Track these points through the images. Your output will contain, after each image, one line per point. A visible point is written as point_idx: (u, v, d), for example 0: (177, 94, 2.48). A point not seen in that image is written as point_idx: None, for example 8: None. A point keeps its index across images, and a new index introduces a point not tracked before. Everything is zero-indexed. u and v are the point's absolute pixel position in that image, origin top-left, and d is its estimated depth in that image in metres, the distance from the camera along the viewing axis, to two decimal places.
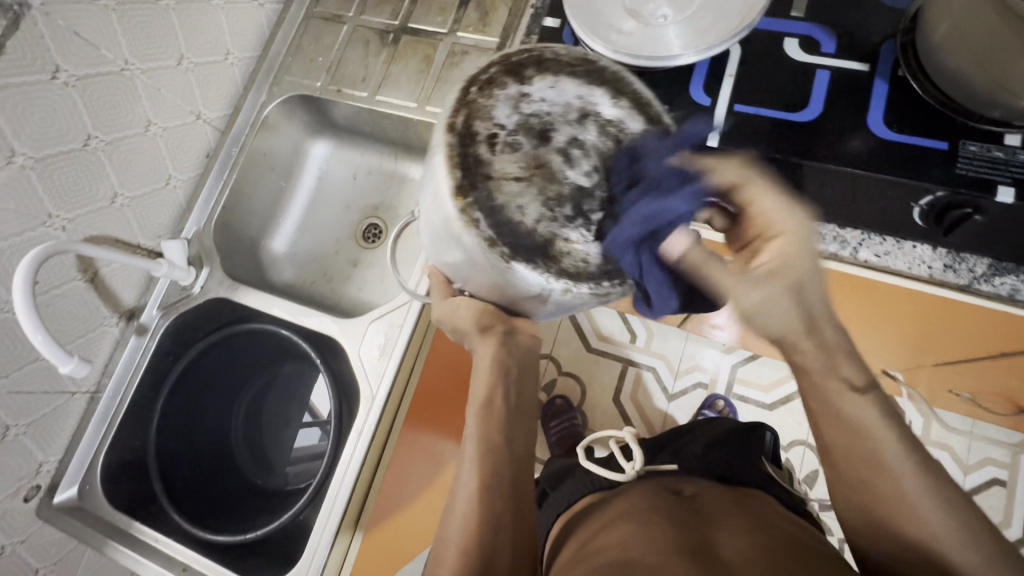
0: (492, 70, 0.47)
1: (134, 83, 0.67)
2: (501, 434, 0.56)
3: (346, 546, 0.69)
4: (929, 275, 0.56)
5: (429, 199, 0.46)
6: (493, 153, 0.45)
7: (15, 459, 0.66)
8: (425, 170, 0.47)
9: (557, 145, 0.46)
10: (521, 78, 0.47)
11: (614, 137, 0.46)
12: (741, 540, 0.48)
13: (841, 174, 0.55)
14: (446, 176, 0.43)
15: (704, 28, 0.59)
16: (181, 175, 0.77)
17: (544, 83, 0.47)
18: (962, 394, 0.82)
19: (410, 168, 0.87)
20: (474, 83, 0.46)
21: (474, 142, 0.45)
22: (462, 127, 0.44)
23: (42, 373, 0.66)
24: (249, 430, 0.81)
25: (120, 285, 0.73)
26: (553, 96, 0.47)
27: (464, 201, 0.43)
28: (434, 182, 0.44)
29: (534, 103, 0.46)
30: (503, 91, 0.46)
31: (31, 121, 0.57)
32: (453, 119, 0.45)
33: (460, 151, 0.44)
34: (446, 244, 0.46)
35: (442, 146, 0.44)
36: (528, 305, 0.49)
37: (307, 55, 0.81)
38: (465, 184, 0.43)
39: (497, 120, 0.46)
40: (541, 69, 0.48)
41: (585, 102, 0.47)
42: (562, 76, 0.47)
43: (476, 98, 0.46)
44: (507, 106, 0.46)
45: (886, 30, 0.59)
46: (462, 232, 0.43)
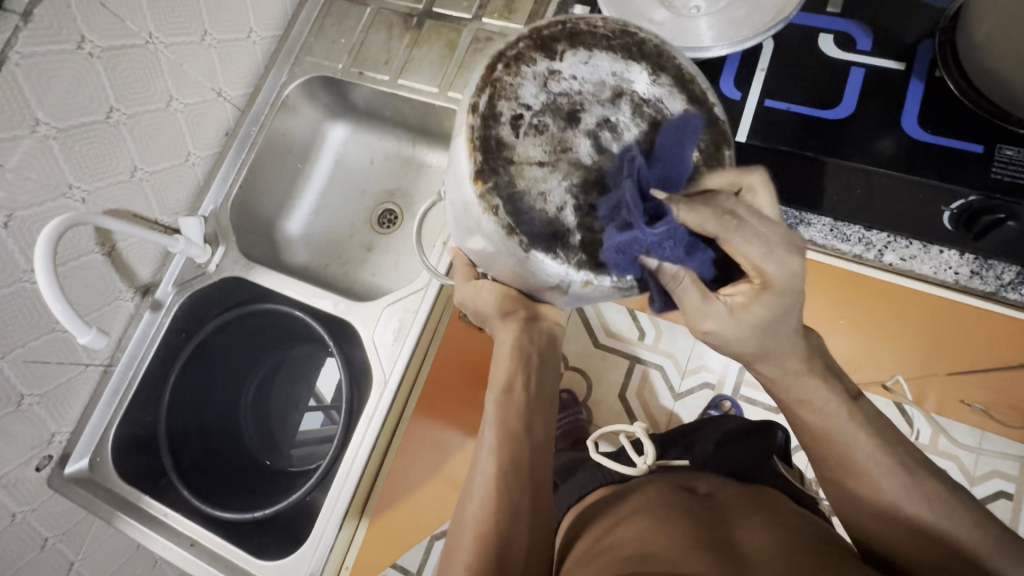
0: (521, 45, 0.46)
1: (157, 57, 0.66)
2: (520, 421, 0.57)
3: (352, 532, 0.69)
4: (955, 280, 0.55)
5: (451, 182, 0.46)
6: (517, 135, 0.44)
7: (29, 427, 0.66)
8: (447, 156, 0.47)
9: (587, 127, 0.44)
10: (552, 53, 0.45)
11: (648, 119, 0.45)
12: (760, 536, 0.47)
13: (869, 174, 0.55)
14: (467, 159, 0.43)
15: (738, 21, 0.58)
16: (200, 153, 0.77)
17: (576, 59, 0.45)
18: (973, 404, 0.80)
19: (428, 154, 0.87)
20: (501, 60, 0.45)
21: (497, 124, 0.43)
22: (485, 108, 0.43)
23: (58, 345, 0.66)
24: (258, 409, 0.82)
25: (136, 260, 0.73)
26: (585, 73, 0.45)
27: (484, 186, 0.42)
28: (456, 166, 0.44)
29: (564, 81, 0.45)
30: (531, 68, 0.45)
31: (53, 91, 0.57)
32: (477, 99, 0.44)
33: (482, 133, 0.43)
34: (467, 228, 0.46)
35: (464, 129, 0.43)
36: (549, 297, 0.49)
37: (329, 36, 0.80)
38: (486, 168, 0.43)
39: (523, 100, 0.44)
40: (573, 43, 0.46)
41: (619, 80, 0.45)
42: (596, 52, 0.46)
43: (502, 76, 0.44)
44: (534, 84, 0.45)
45: (923, 30, 0.58)
46: (482, 217, 0.43)
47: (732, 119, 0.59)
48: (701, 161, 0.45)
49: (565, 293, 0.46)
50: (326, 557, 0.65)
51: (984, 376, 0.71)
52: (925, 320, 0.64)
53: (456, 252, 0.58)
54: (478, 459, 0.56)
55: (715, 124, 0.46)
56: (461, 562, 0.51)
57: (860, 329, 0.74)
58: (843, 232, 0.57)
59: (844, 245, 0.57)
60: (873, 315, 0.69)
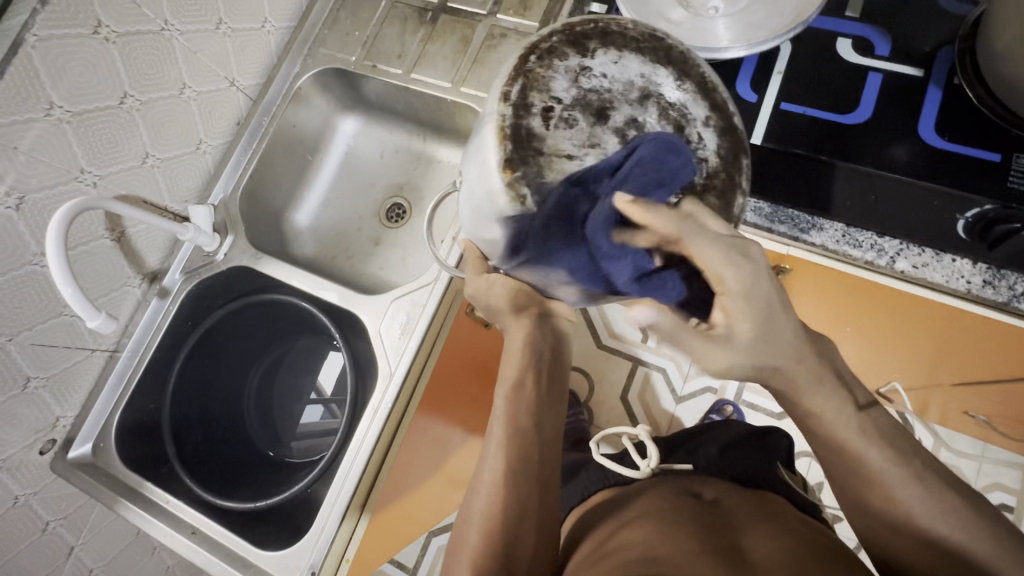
0: (554, 40, 0.46)
1: (172, 44, 0.66)
2: (530, 418, 0.57)
3: (352, 530, 0.68)
4: (966, 290, 0.55)
5: (473, 172, 0.46)
6: (548, 128, 0.44)
7: (35, 411, 0.66)
8: (472, 145, 0.47)
9: (615, 125, 0.44)
10: (583, 50, 0.46)
11: (674, 122, 0.45)
12: (767, 544, 0.47)
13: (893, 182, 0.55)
14: (497, 149, 0.43)
15: (756, 23, 0.58)
16: (211, 141, 0.77)
17: (606, 58, 0.46)
18: (976, 415, 0.79)
19: (438, 150, 0.87)
20: (534, 52, 0.45)
21: (528, 114, 0.44)
22: (517, 97, 0.44)
23: (65, 329, 0.66)
24: (261, 399, 0.82)
25: (145, 247, 0.73)
26: (614, 72, 0.45)
27: (513, 175, 0.42)
28: (483, 156, 0.44)
29: (594, 79, 0.45)
30: (563, 62, 0.45)
31: (69, 74, 0.57)
32: (509, 88, 0.44)
33: (514, 123, 0.43)
34: (487, 220, 0.46)
35: (496, 116, 0.44)
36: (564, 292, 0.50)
37: (344, 28, 0.80)
38: (515, 158, 0.43)
39: (554, 93, 0.44)
40: (605, 41, 0.46)
41: (647, 82, 0.45)
42: (626, 53, 0.46)
43: (535, 68, 0.45)
44: (566, 78, 0.45)
45: (942, 37, 0.58)
46: (508, 207, 0.43)
47: (748, 121, 0.59)
48: (720, 167, 0.45)
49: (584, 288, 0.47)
50: (328, 548, 0.65)
51: (996, 388, 0.70)
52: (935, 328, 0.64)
53: (467, 245, 0.58)
54: (484, 459, 0.56)
55: (734, 132, 0.46)
56: (465, 560, 0.52)
57: (868, 334, 0.71)
58: (855, 238, 0.56)
59: (856, 251, 0.56)
60: (882, 319, 0.67)
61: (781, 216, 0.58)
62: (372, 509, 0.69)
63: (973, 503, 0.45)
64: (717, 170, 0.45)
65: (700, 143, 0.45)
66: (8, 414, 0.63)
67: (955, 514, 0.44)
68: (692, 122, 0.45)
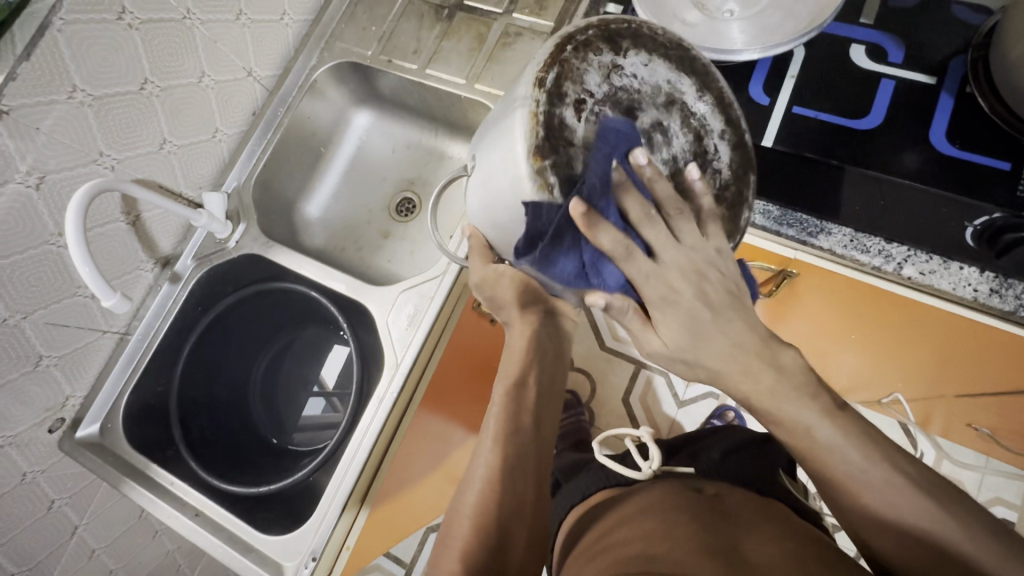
0: (589, 32, 0.45)
1: (193, 33, 0.67)
2: (529, 415, 0.58)
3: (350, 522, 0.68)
4: (973, 298, 0.54)
5: (496, 157, 0.44)
6: (578, 120, 0.43)
7: (46, 390, 0.67)
8: (497, 126, 0.45)
9: (642, 126, 0.45)
10: (616, 47, 0.46)
11: (694, 131, 0.47)
12: (770, 545, 0.47)
13: (904, 187, 0.55)
14: (527, 135, 0.41)
15: (770, 26, 0.59)
16: (227, 130, 0.78)
17: (638, 59, 0.46)
18: (980, 428, 0.78)
19: (449, 146, 0.88)
20: (570, 41, 0.44)
21: (562, 104, 0.42)
22: (552, 85, 0.42)
23: (79, 309, 0.66)
24: (266, 387, 0.83)
25: (159, 231, 0.74)
26: (644, 74, 0.46)
27: (542, 163, 0.41)
28: (510, 140, 0.42)
29: (625, 77, 0.45)
30: (598, 57, 0.44)
31: (93, 58, 0.58)
32: (544, 74, 0.42)
33: (547, 110, 0.42)
34: (506, 207, 0.44)
35: (528, 100, 0.42)
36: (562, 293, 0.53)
37: (360, 23, 0.81)
38: (545, 147, 0.41)
39: (586, 86, 0.44)
40: (636, 43, 0.46)
41: (673, 89, 0.47)
42: (655, 57, 0.47)
43: (570, 58, 0.43)
44: (598, 73, 0.44)
45: (955, 46, 0.58)
46: (534, 195, 0.41)
47: (760, 123, 0.59)
48: (732, 179, 0.49)
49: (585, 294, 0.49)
50: (326, 538, 0.65)
51: (995, 400, 0.70)
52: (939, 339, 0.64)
53: (472, 233, 0.53)
54: (481, 451, 0.57)
55: (745, 148, 0.50)
56: (454, 548, 0.52)
57: (871, 345, 0.72)
58: (864, 243, 0.56)
59: (863, 256, 0.56)
60: (887, 330, 0.68)
61: (789, 219, 0.58)
62: (371, 502, 0.70)
63: (975, 507, 0.45)
64: (728, 182, 0.49)
65: (716, 154, 0.48)
66: (19, 391, 0.63)
67: (956, 517, 0.44)
68: (710, 134, 0.48)
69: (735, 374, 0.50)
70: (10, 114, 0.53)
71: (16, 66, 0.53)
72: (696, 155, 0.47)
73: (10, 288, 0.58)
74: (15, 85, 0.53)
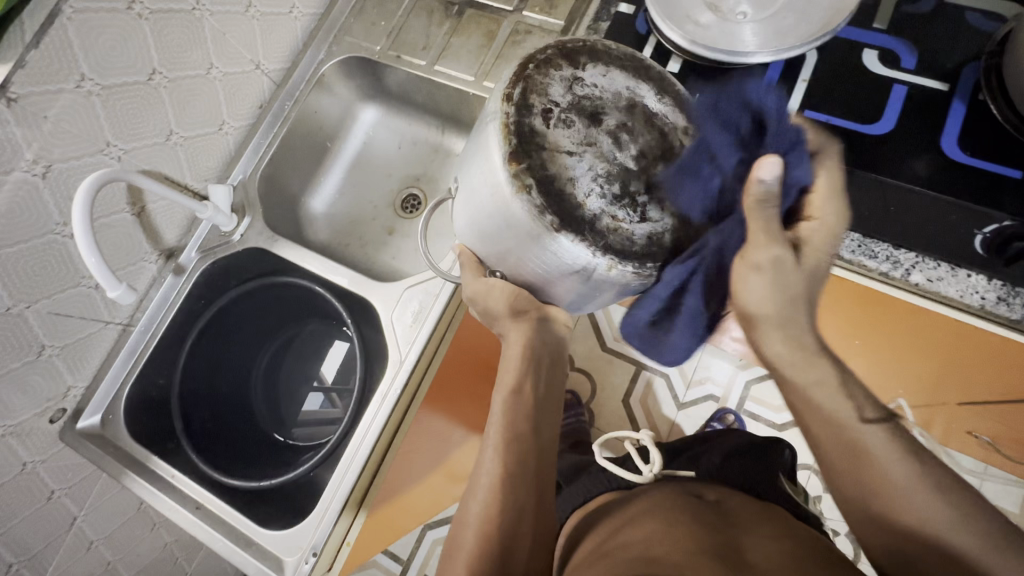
0: (548, 52, 0.47)
1: (202, 24, 0.67)
2: (526, 421, 0.57)
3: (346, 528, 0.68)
4: (980, 305, 0.55)
5: (474, 169, 0.47)
6: (548, 126, 0.45)
7: (47, 380, 0.66)
8: (474, 144, 0.48)
9: (607, 128, 0.46)
10: (574, 63, 0.47)
11: (657, 129, 0.47)
12: (770, 546, 0.48)
13: (919, 196, 0.55)
14: (501, 144, 0.44)
15: (784, 29, 0.58)
16: (234, 123, 0.78)
17: (596, 70, 0.47)
18: (981, 436, 0.75)
19: (455, 143, 0.88)
20: (531, 61, 0.46)
21: (531, 114, 0.45)
22: (519, 98, 0.45)
23: (82, 299, 0.66)
24: (268, 382, 0.84)
25: (163, 223, 0.73)
26: (604, 83, 0.47)
27: (518, 167, 0.43)
28: (486, 152, 0.45)
29: (587, 87, 0.47)
30: (558, 72, 0.47)
31: (101, 46, 0.58)
32: (510, 90, 0.45)
33: (517, 121, 0.44)
34: (488, 211, 0.46)
35: (497, 114, 0.45)
36: (556, 295, 0.53)
37: (370, 18, 0.81)
38: (519, 151, 0.44)
39: (552, 97, 0.46)
40: (593, 57, 0.48)
41: (633, 93, 0.47)
42: (613, 68, 0.48)
43: (533, 74, 0.46)
44: (562, 85, 0.46)
45: (967, 53, 0.58)
46: (513, 197, 0.43)
47: None
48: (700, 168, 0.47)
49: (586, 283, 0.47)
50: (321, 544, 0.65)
51: (998, 407, 0.69)
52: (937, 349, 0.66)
53: (462, 250, 0.58)
54: (483, 458, 0.56)
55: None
56: (460, 559, 0.52)
57: (874, 350, 0.72)
58: (871, 249, 0.56)
59: (871, 261, 0.57)
60: (892, 333, 0.68)
61: None
62: (368, 507, 0.70)
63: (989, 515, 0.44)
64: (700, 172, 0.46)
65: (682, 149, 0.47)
66: (20, 381, 0.63)
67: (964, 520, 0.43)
68: (673, 131, 0.47)
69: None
70: (18, 102, 0.53)
71: (25, 54, 0.52)
72: (663, 151, 0.46)
73: (15, 277, 0.58)
74: (23, 73, 0.52)
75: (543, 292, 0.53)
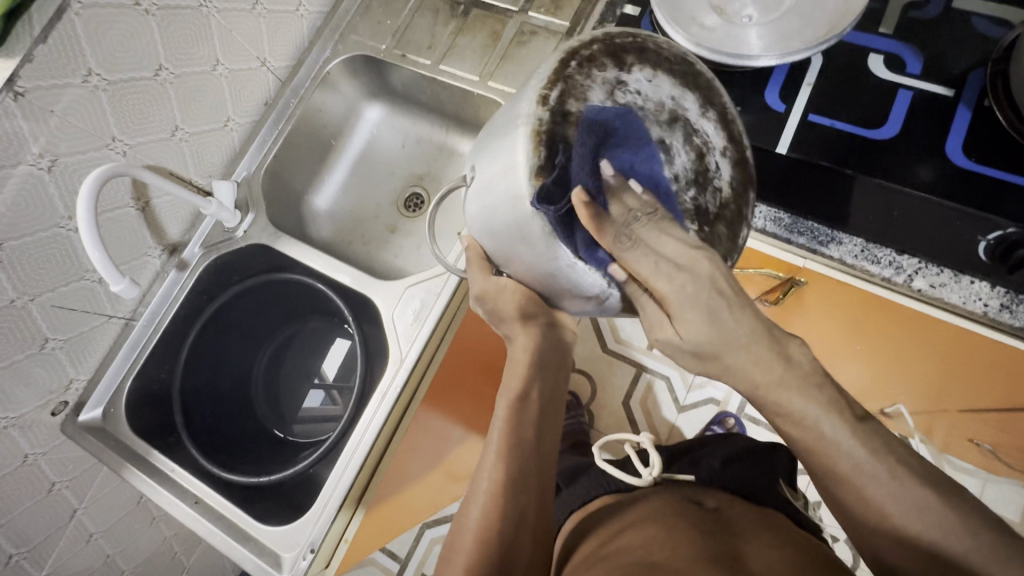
0: (594, 47, 0.45)
1: (209, 20, 0.67)
2: (530, 427, 0.57)
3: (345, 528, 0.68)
4: (983, 312, 0.56)
5: (496, 168, 0.43)
6: (582, 139, 0.41)
7: (50, 372, 0.67)
8: (498, 139, 0.44)
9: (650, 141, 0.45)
10: (621, 63, 0.45)
11: (696, 148, 0.47)
12: (770, 553, 0.47)
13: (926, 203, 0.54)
14: (530, 152, 0.40)
15: (789, 33, 0.58)
16: (239, 119, 0.78)
17: (642, 74, 0.46)
18: (982, 444, 0.74)
19: (459, 143, 0.88)
20: (575, 57, 0.44)
21: (567, 122, 0.42)
22: (556, 103, 0.41)
23: (86, 293, 0.66)
24: (270, 377, 0.84)
25: (167, 218, 0.74)
26: (649, 89, 0.46)
27: (543, 183, 0.40)
28: (511, 155, 0.41)
29: (629, 94, 0.45)
30: (602, 73, 0.44)
31: (108, 41, 0.58)
32: (548, 91, 0.42)
33: (550, 129, 0.41)
34: (505, 220, 0.43)
35: (530, 118, 0.41)
36: (566, 308, 0.50)
37: (376, 17, 0.81)
38: (548, 165, 0.40)
39: (591, 103, 0.43)
40: (641, 58, 0.46)
41: (676, 105, 0.46)
42: (659, 72, 0.46)
43: (574, 74, 0.43)
44: (602, 90, 0.44)
45: (973, 60, 0.58)
46: (531, 216, 0.41)
47: (774, 130, 0.59)
48: (732, 199, 0.48)
49: (598, 304, 0.47)
50: (316, 546, 0.64)
51: (997, 415, 0.71)
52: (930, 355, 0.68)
53: (470, 243, 0.53)
54: (485, 462, 0.56)
55: (746, 165, 0.49)
56: (459, 562, 0.52)
57: (874, 355, 0.72)
58: (875, 254, 0.58)
59: (873, 267, 0.58)
60: (892, 338, 0.69)
61: (800, 227, 0.59)
62: (367, 504, 0.69)
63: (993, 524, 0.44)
64: (729, 201, 0.48)
65: (717, 172, 0.48)
66: (22, 373, 0.63)
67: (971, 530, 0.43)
68: (712, 151, 0.48)
69: (766, 360, 0.47)
70: (25, 96, 0.53)
71: (33, 48, 0.52)
72: (698, 175, 0.47)
73: (18, 270, 0.58)
74: (30, 67, 0.53)
75: (554, 302, 0.51)
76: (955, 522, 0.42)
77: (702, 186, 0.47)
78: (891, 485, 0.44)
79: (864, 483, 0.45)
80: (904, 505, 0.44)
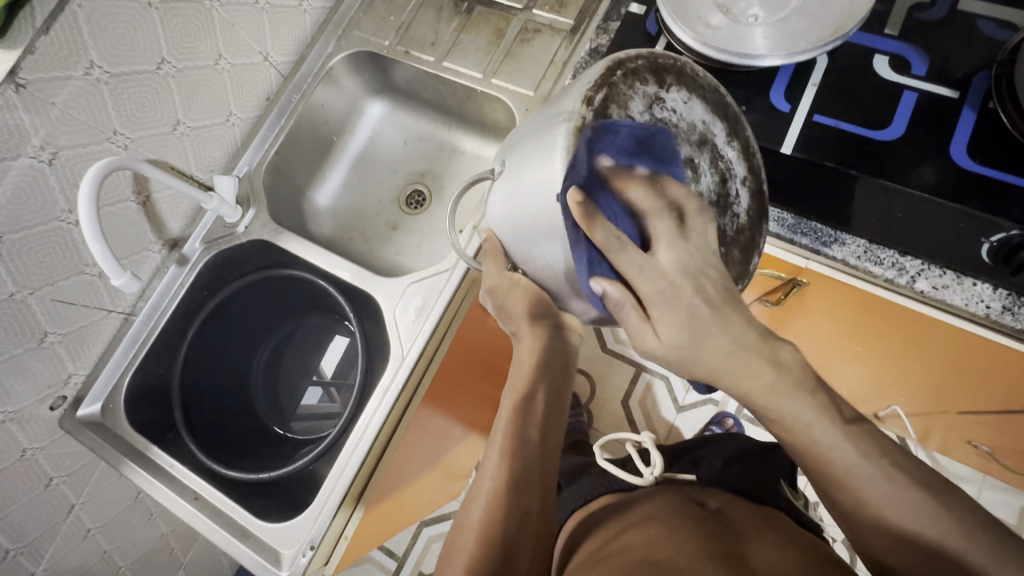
0: (638, 61, 0.44)
1: (212, 14, 0.67)
2: (535, 428, 0.58)
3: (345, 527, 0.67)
4: (985, 315, 0.55)
5: (530, 167, 0.42)
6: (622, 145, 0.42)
7: (49, 367, 0.66)
8: (535, 138, 0.43)
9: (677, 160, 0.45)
10: (661, 81, 0.45)
11: (721, 172, 0.47)
12: (774, 553, 0.47)
13: (933, 204, 0.54)
14: (569, 152, 0.39)
15: (795, 34, 0.58)
16: (241, 114, 0.77)
17: (679, 95, 0.45)
18: (980, 446, 0.79)
19: (462, 140, 0.88)
20: (620, 66, 0.43)
21: (609, 126, 0.41)
22: (600, 105, 0.41)
23: (85, 287, 0.66)
24: (269, 373, 0.84)
25: (168, 212, 0.73)
26: (683, 110, 0.45)
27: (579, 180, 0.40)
28: (549, 153, 0.40)
29: (666, 110, 0.44)
30: (643, 86, 0.43)
31: (110, 34, 0.58)
32: (592, 94, 0.41)
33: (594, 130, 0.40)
34: (533, 218, 0.43)
35: (572, 117, 0.40)
36: (573, 309, 0.50)
37: (379, 13, 0.80)
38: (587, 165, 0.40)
39: (631, 113, 0.42)
40: (680, 80, 0.46)
41: (707, 129, 0.46)
42: (694, 96, 0.46)
43: (619, 82, 0.42)
44: (642, 102, 0.43)
45: (978, 62, 0.58)
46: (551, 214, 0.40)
47: (780, 129, 0.59)
48: (747, 227, 0.49)
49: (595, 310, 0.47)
50: (314, 544, 0.64)
51: (996, 417, 0.70)
52: (927, 360, 0.68)
53: (489, 236, 0.52)
54: (489, 462, 0.56)
55: (762, 196, 0.50)
56: (460, 561, 0.52)
57: (874, 357, 0.74)
58: (876, 255, 0.57)
59: (876, 268, 0.57)
60: (890, 340, 0.69)
61: (802, 227, 0.59)
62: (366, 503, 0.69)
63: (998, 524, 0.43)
64: (745, 228, 0.49)
65: (736, 200, 0.48)
66: (21, 368, 0.63)
67: (980, 530, 0.42)
68: (733, 178, 0.48)
69: (770, 362, 0.46)
70: (26, 87, 0.52)
71: (35, 39, 0.52)
72: (720, 198, 0.47)
73: (18, 263, 0.58)
74: (32, 59, 0.52)
75: (565, 303, 0.50)
76: (959, 522, 0.42)
77: (721, 211, 0.48)
78: (893, 485, 0.44)
79: (866, 484, 0.45)
80: (908, 506, 0.44)
